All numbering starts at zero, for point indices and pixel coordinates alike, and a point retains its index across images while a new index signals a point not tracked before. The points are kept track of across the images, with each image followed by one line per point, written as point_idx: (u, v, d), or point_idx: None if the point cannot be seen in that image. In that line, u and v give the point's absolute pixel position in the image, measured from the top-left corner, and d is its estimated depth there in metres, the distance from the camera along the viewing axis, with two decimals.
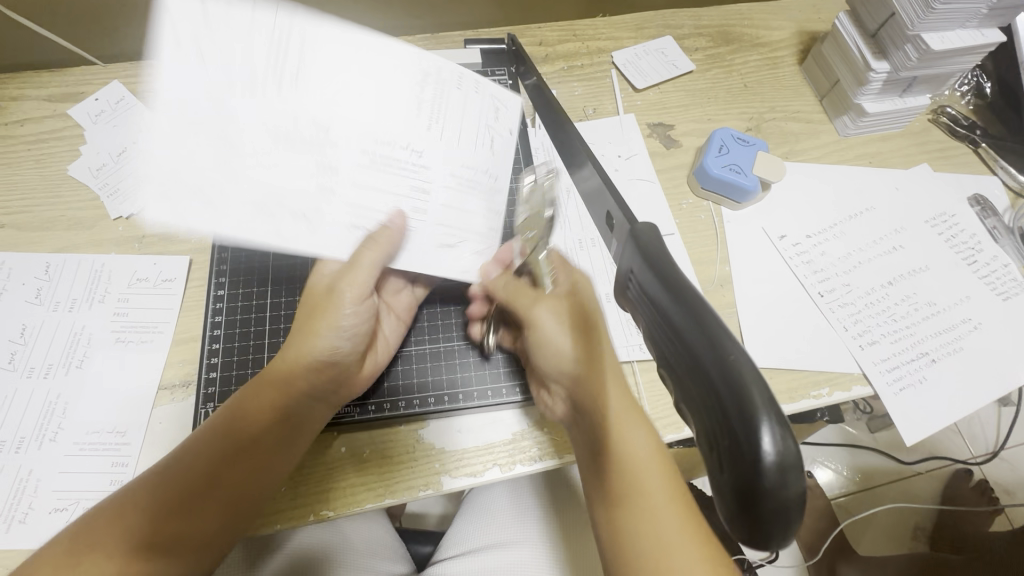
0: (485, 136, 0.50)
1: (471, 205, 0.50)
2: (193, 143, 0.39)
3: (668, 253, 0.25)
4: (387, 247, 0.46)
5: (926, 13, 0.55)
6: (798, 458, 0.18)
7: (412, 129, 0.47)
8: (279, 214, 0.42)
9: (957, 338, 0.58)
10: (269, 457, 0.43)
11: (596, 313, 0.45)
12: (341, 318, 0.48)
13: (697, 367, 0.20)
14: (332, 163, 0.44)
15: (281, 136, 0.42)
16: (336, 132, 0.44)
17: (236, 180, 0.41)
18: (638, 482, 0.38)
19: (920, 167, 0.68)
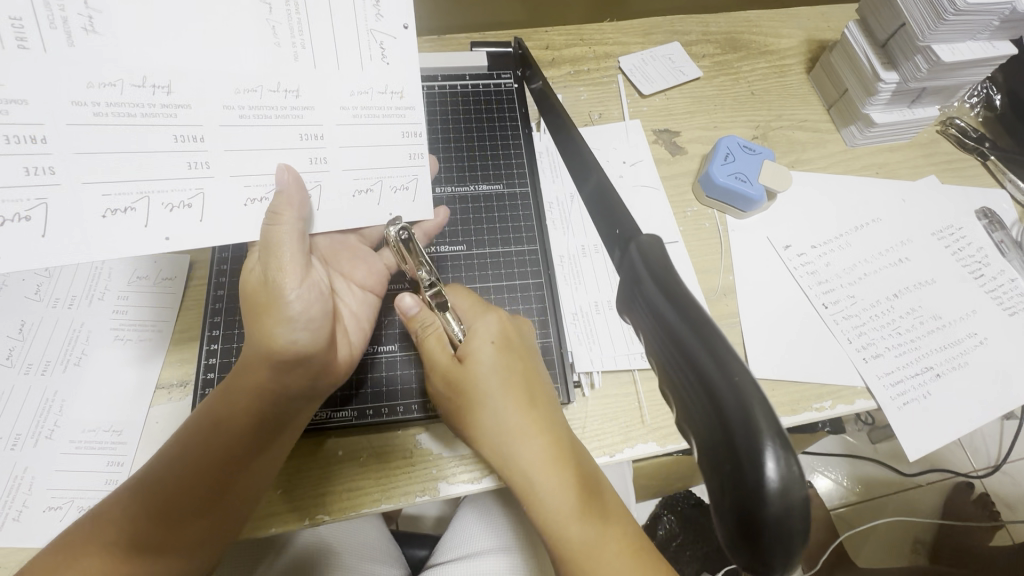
0: (368, 46, 0.41)
1: (383, 137, 0.44)
2: (8, 166, 0.35)
3: (674, 267, 0.25)
4: (295, 209, 0.41)
5: (937, 24, 0.54)
6: (803, 485, 0.17)
7: (277, 66, 0.39)
8: (157, 210, 0.39)
9: (963, 353, 0.58)
10: (254, 458, 0.42)
11: (500, 365, 0.45)
12: (290, 306, 0.42)
13: (700, 390, 0.19)
14: (194, 132, 0.38)
15: (116, 117, 0.36)
16: (181, 92, 0.37)
17: (101, 188, 0.37)
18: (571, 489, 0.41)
19: (928, 179, 0.67)
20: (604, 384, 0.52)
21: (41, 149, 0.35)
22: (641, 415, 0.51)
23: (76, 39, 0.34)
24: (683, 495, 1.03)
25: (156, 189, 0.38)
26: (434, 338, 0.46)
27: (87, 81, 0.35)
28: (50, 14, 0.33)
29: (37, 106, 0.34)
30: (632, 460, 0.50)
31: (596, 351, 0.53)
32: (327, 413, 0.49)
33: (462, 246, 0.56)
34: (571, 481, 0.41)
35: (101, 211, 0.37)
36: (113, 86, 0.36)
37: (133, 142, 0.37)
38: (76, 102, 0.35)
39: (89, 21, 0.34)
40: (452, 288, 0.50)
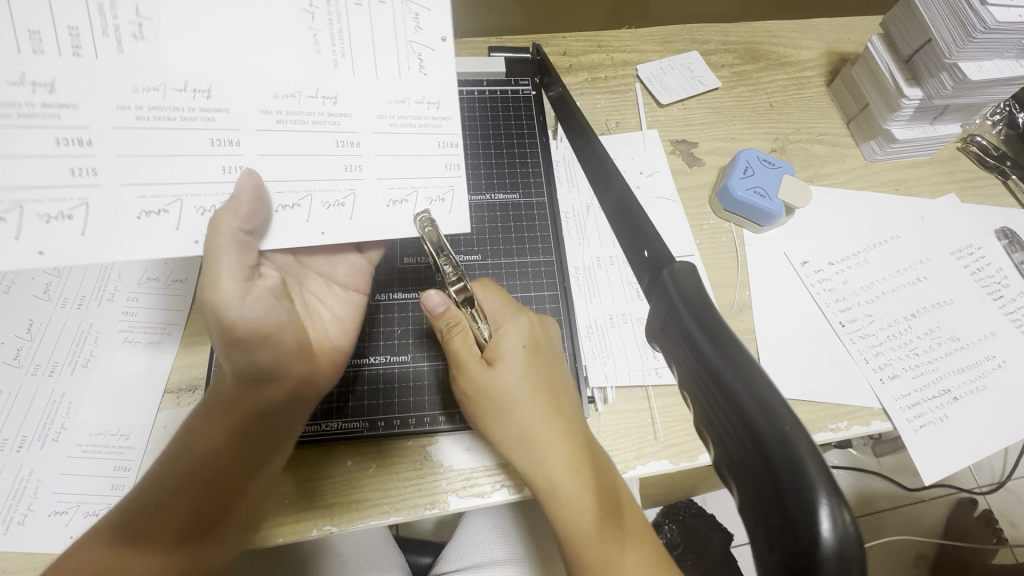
0: (406, 56, 0.40)
1: (421, 146, 0.42)
2: (56, 168, 0.34)
3: (711, 300, 0.24)
4: (239, 217, 0.37)
5: (966, 41, 0.54)
6: (859, 544, 0.17)
7: (315, 70, 0.38)
8: (188, 214, 0.38)
9: (981, 376, 0.57)
10: (252, 464, 0.43)
11: (529, 370, 0.44)
12: (235, 324, 0.39)
13: (742, 434, 0.19)
14: (230, 136, 0.38)
15: (156, 120, 0.36)
16: (220, 96, 0.37)
17: (137, 190, 0.36)
18: (597, 495, 0.41)
19: (948, 197, 0.66)
20: (616, 401, 0.51)
21: (87, 151, 0.35)
22: (655, 432, 0.50)
23: (126, 46, 0.35)
24: (685, 504, 1.03)
25: (188, 192, 0.37)
26: (462, 337, 0.45)
27: (132, 86, 0.35)
28: (104, 23, 0.34)
29: (85, 111, 0.34)
30: (643, 477, 0.49)
31: (610, 365, 0.52)
32: (338, 423, 0.49)
33: (477, 255, 0.55)
34: (595, 487, 0.41)
35: (135, 213, 0.36)
36: (156, 90, 0.35)
37: (168, 146, 0.36)
38: (121, 106, 0.35)
39: (138, 28, 0.35)
40: (480, 284, 0.49)
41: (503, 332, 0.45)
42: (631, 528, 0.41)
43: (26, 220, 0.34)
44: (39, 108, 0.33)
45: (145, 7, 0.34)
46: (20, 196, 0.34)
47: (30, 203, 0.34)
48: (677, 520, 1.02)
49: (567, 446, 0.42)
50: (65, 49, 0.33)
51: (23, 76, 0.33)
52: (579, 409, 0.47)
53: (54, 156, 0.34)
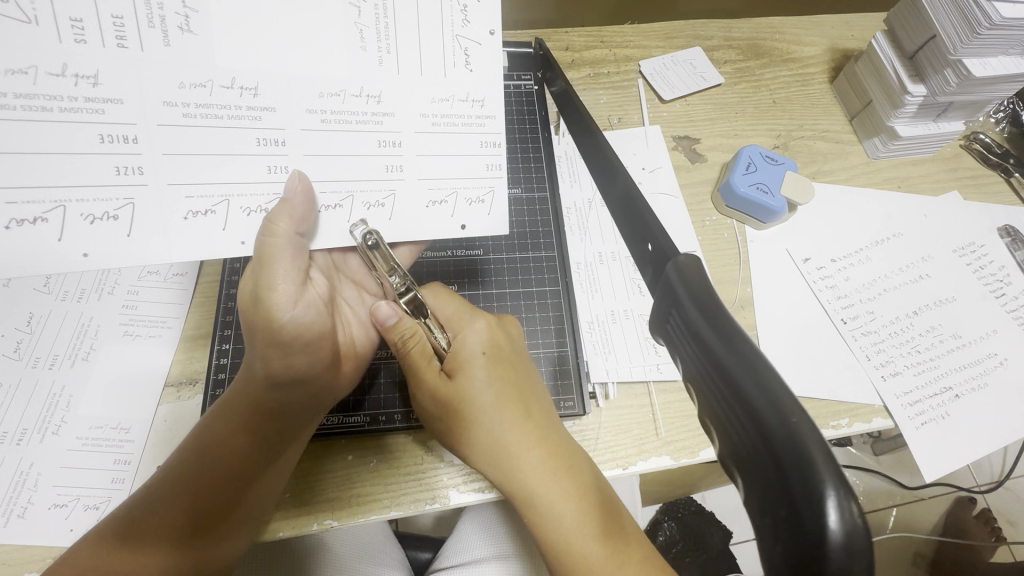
0: (452, 52, 0.39)
1: (462, 146, 0.42)
2: (100, 166, 0.34)
3: (715, 292, 0.24)
4: (294, 222, 0.38)
5: (971, 37, 0.54)
6: (867, 536, 0.17)
7: (361, 69, 0.37)
8: (235, 214, 0.38)
9: (982, 373, 0.57)
10: (260, 465, 0.43)
11: (491, 379, 0.44)
12: (284, 327, 0.40)
13: (750, 427, 0.19)
14: (277, 135, 0.38)
15: (204, 118, 0.36)
16: (268, 94, 0.36)
17: (185, 190, 0.37)
18: (576, 499, 0.41)
19: (951, 195, 0.66)
20: (617, 396, 0.51)
21: (133, 148, 0.35)
22: (656, 428, 0.50)
23: (173, 39, 0.34)
24: (685, 501, 1.03)
25: (236, 192, 0.38)
26: (420, 346, 0.44)
27: (179, 81, 0.34)
28: (150, 13, 0.33)
29: (131, 106, 0.34)
30: (644, 473, 0.49)
31: (612, 361, 0.52)
32: (338, 418, 0.49)
33: (479, 251, 0.55)
34: (575, 490, 0.41)
35: (183, 213, 0.37)
36: (202, 87, 0.35)
37: (213, 145, 0.36)
38: (168, 102, 0.35)
39: (185, 20, 0.34)
40: (430, 290, 0.48)
41: (463, 339, 0.45)
42: (618, 529, 0.41)
43: (69, 220, 0.35)
44: (82, 102, 0.33)
45: None
46: (62, 196, 0.34)
47: (71, 202, 0.35)
48: (677, 518, 1.00)
49: (539, 452, 0.42)
50: (109, 38, 0.33)
51: (68, 69, 0.32)
52: (551, 409, 0.46)
53: (97, 154, 0.34)
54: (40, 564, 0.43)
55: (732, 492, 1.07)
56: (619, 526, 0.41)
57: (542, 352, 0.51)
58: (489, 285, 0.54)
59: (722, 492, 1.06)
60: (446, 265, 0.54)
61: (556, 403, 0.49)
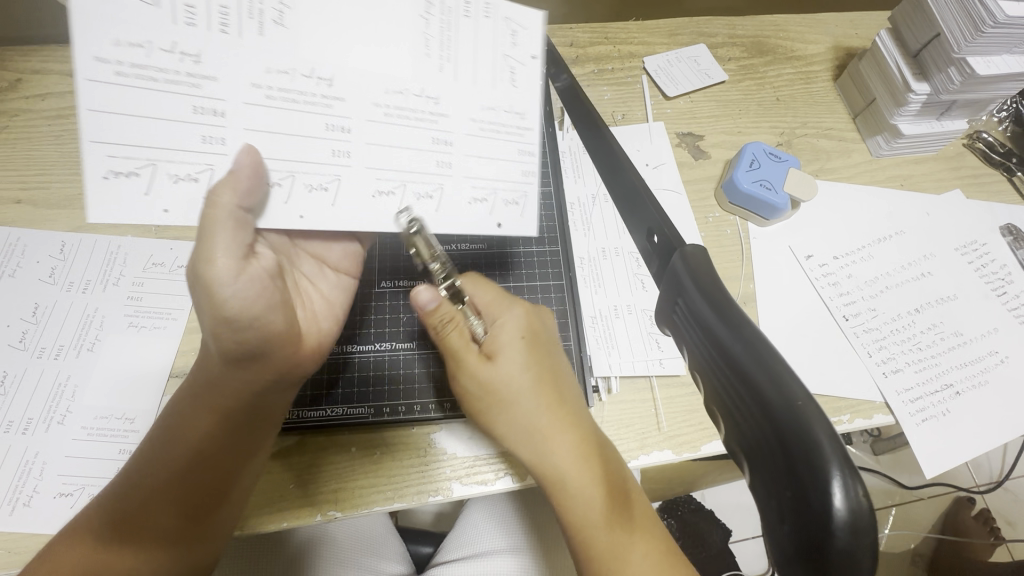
0: (502, 69, 0.39)
1: (503, 152, 0.41)
2: (190, 135, 0.35)
3: (722, 283, 0.25)
4: (237, 193, 0.35)
5: (975, 36, 0.54)
6: (872, 515, 0.18)
7: (424, 72, 0.38)
8: (299, 190, 0.38)
9: (984, 371, 0.57)
10: (238, 457, 0.43)
11: (528, 363, 0.44)
12: (225, 306, 0.37)
13: (757, 411, 0.20)
14: (343, 123, 0.37)
15: (283, 101, 0.36)
16: (341, 85, 0.36)
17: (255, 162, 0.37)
18: (604, 484, 0.41)
19: (953, 193, 0.66)
20: (620, 390, 0.51)
21: (219, 122, 0.36)
22: (658, 422, 0.50)
23: (267, 29, 0.35)
24: (685, 499, 1.03)
25: (302, 169, 0.38)
26: (457, 331, 0.44)
27: (266, 67, 0.35)
28: (250, 7, 0.34)
29: (223, 85, 0.35)
30: (645, 467, 0.50)
31: (614, 355, 0.52)
32: (343, 409, 0.49)
33: (482, 245, 0.56)
34: (603, 476, 0.42)
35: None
36: (286, 74, 0.36)
37: (286, 125, 0.37)
38: (254, 84, 0.35)
39: (279, 14, 0.35)
40: (469, 278, 0.48)
41: (502, 324, 0.45)
42: (635, 514, 0.42)
43: (158, 178, 0.36)
44: (184, 76, 0.34)
45: None
46: (153, 155, 0.35)
47: (163, 162, 0.35)
48: (677, 515, 1.02)
49: (569, 436, 0.42)
50: (212, 25, 0.34)
51: (176, 46, 0.34)
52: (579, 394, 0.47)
53: (187, 122, 0.35)
54: None
55: (732, 490, 1.07)
56: (635, 511, 0.42)
57: None
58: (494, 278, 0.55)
59: (722, 489, 1.07)
60: (453, 262, 0.55)
61: None
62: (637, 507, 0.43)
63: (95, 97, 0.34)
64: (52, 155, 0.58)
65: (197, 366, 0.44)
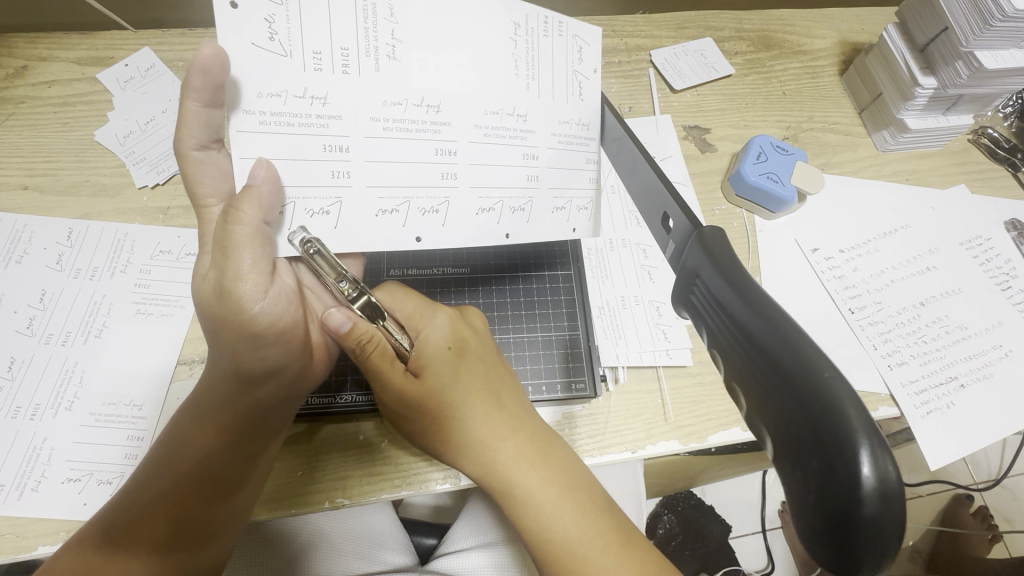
0: (572, 84, 0.44)
1: (574, 163, 0.45)
2: (320, 170, 0.39)
3: (738, 262, 0.25)
4: (262, 210, 0.37)
5: (983, 30, 0.54)
6: (898, 486, 0.18)
7: (515, 92, 0.41)
8: (413, 214, 0.42)
9: (987, 364, 0.57)
10: (250, 469, 0.43)
11: (459, 372, 0.43)
12: (256, 319, 0.40)
13: (783, 392, 0.20)
14: (450, 146, 0.41)
15: (398, 132, 0.40)
16: (447, 110, 0.40)
17: (379, 191, 0.41)
18: (560, 484, 0.42)
19: (957, 188, 0.67)
20: (628, 381, 0.51)
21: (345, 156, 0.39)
22: (665, 412, 0.50)
23: (382, 65, 0.38)
24: (684, 495, 1.04)
25: (416, 194, 0.41)
26: (379, 350, 0.41)
27: (382, 100, 0.39)
28: (367, 45, 0.38)
29: (347, 121, 0.39)
30: (653, 457, 0.50)
31: (622, 346, 0.52)
32: (353, 395, 0.49)
33: None
34: (556, 479, 0.42)
35: (374, 211, 0.41)
36: (400, 105, 0.39)
37: (401, 153, 0.40)
38: (373, 118, 0.39)
39: (392, 49, 0.39)
40: (385, 290, 0.46)
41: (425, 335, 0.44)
42: (598, 506, 0.42)
43: (296, 214, 0.39)
44: (314, 119, 0.38)
45: (399, 31, 0.38)
46: (293, 193, 0.39)
47: (300, 199, 0.39)
48: (677, 512, 1.03)
49: (512, 440, 0.42)
50: (336, 68, 0.38)
51: (307, 92, 0.37)
52: (521, 393, 0.46)
53: (319, 160, 0.39)
54: (52, 538, 0.43)
55: (731, 486, 1.07)
56: (603, 509, 0.42)
57: (553, 335, 0.52)
58: (506, 268, 0.55)
59: (722, 486, 1.07)
60: (461, 250, 0.55)
61: (567, 385, 0.50)
62: (603, 504, 0.42)
63: (250, 148, 0.37)
64: (58, 141, 0.57)
65: (205, 372, 0.44)
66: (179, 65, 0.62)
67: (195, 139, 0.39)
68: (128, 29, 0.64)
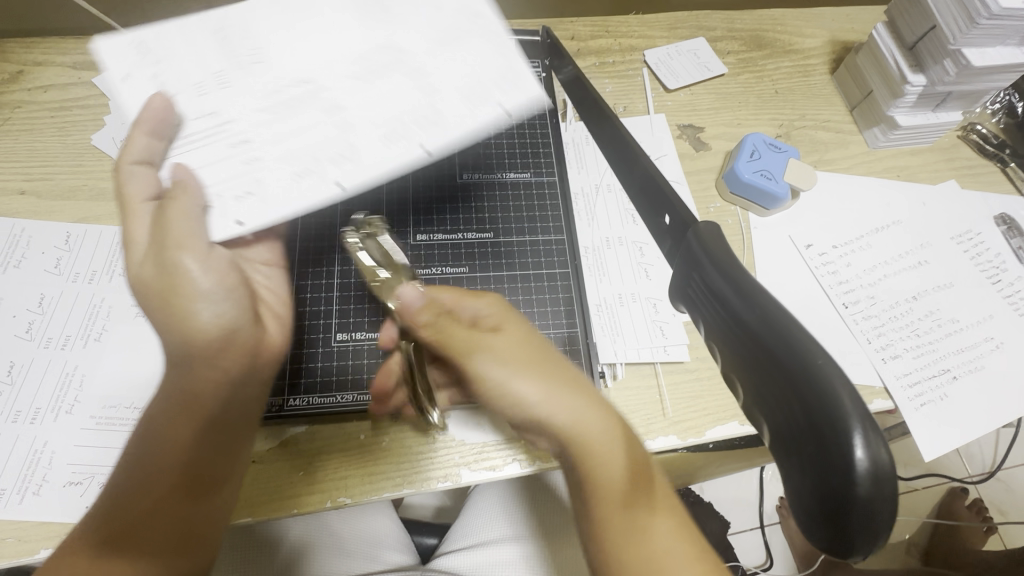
0: (443, 35, 0.47)
1: (479, 97, 0.45)
2: (231, 163, 0.41)
3: (735, 257, 0.26)
4: (190, 194, 0.39)
5: (970, 27, 0.55)
6: (892, 469, 0.19)
7: (393, 60, 0.45)
8: (328, 173, 0.41)
9: (979, 356, 0.58)
10: (231, 462, 0.42)
11: (523, 339, 0.43)
12: (196, 296, 0.38)
13: (782, 381, 0.21)
14: (346, 112, 0.43)
15: (296, 114, 0.42)
16: (331, 89, 0.44)
17: (295, 164, 0.41)
18: (638, 443, 0.40)
19: (948, 184, 0.68)
20: (626, 377, 0.52)
21: (257, 147, 0.41)
22: (663, 408, 0.51)
23: (245, 69, 0.44)
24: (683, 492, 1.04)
25: (331, 156, 0.42)
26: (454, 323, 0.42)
27: (271, 96, 0.43)
28: (235, 59, 0.44)
29: (248, 120, 0.42)
30: (652, 453, 0.50)
31: (619, 343, 0.53)
32: (354, 396, 0.49)
33: (489, 234, 0.57)
34: (635, 437, 0.40)
35: (292, 176, 0.41)
36: (287, 93, 0.43)
37: (308, 126, 0.42)
38: (258, 107, 0.42)
39: (247, 57, 0.44)
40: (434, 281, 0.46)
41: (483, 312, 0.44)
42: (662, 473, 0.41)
43: (221, 202, 0.40)
44: (211, 128, 0.42)
45: (252, 45, 0.45)
46: (210, 185, 0.40)
47: (217, 185, 0.40)
48: None
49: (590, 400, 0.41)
50: (214, 85, 0.43)
51: (208, 109, 0.42)
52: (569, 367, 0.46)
53: (230, 156, 0.41)
54: (54, 541, 0.43)
55: (729, 483, 1.08)
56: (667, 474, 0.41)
57: (552, 333, 0.52)
58: (504, 267, 0.55)
59: (720, 483, 1.07)
60: (460, 251, 0.56)
61: None
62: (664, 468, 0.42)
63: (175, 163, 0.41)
64: (54, 146, 0.57)
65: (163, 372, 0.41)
66: None
67: (132, 154, 0.40)
68: (124, 33, 0.64)
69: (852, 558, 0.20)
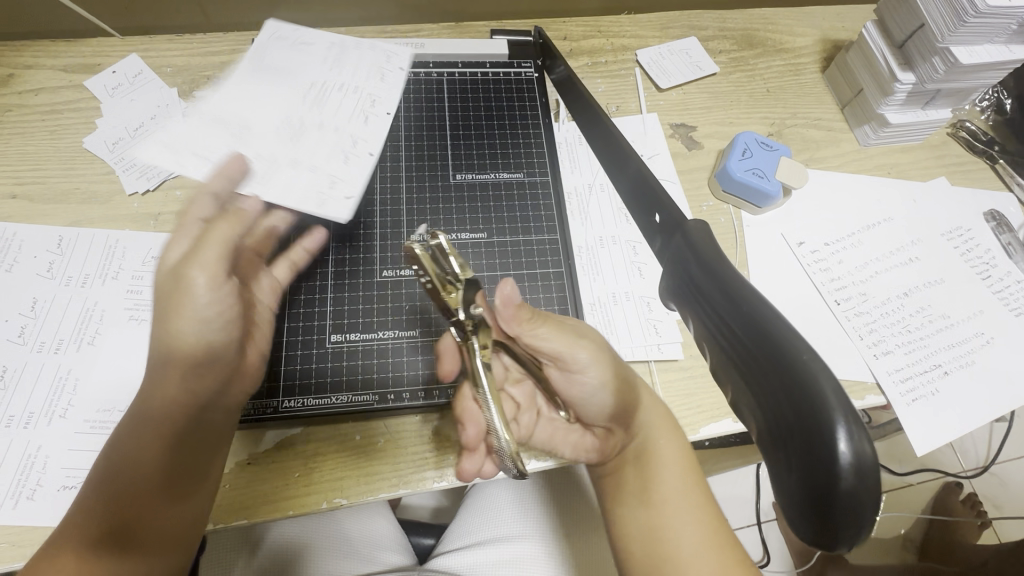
0: (324, 52, 0.60)
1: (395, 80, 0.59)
2: (311, 180, 0.51)
3: (725, 257, 0.26)
4: (239, 224, 0.41)
5: (957, 25, 0.55)
6: (873, 461, 0.19)
7: (321, 84, 0.57)
8: (362, 151, 0.54)
9: (970, 352, 0.59)
10: (208, 462, 0.42)
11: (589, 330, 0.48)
12: (206, 310, 0.40)
13: (768, 376, 0.21)
14: (333, 121, 0.55)
15: (304, 134, 0.53)
16: (307, 118, 0.55)
17: (347, 156, 0.53)
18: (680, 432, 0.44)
19: (938, 180, 0.68)
20: None
21: (310, 167, 0.52)
22: None
23: (246, 131, 0.53)
24: None
25: (355, 142, 0.54)
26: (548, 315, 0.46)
27: (280, 137, 0.53)
28: (224, 123, 0.53)
29: (282, 158, 0.52)
30: None
31: (613, 341, 0.53)
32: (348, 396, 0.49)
33: (483, 234, 0.57)
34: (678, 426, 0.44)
35: (343, 159, 0.53)
36: (291, 130, 0.54)
37: (317, 136, 0.54)
38: (282, 140, 0.53)
39: (241, 126, 0.53)
40: None
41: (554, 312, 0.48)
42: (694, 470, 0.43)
43: (317, 197, 0.50)
44: (263, 169, 0.51)
45: (239, 118, 0.53)
46: (310, 189, 0.50)
47: (310, 187, 0.50)
48: None
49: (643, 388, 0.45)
50: (239, 146, 0.51)
51: (251, 156, 0.51)
52: None
53: (299, 174, 0.51)
54: None
55: (726, 480, 1.08)
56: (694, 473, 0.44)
57: None
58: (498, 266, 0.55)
59: (717, 480, 1.08)
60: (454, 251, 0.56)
61: None
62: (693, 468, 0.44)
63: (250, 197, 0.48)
64: (45, 149, 0.57)
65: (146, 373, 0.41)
66: (167, 70, 0.62)
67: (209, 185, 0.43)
68: (115, 36, 0.64)
69: (833, 550, 0.20)
